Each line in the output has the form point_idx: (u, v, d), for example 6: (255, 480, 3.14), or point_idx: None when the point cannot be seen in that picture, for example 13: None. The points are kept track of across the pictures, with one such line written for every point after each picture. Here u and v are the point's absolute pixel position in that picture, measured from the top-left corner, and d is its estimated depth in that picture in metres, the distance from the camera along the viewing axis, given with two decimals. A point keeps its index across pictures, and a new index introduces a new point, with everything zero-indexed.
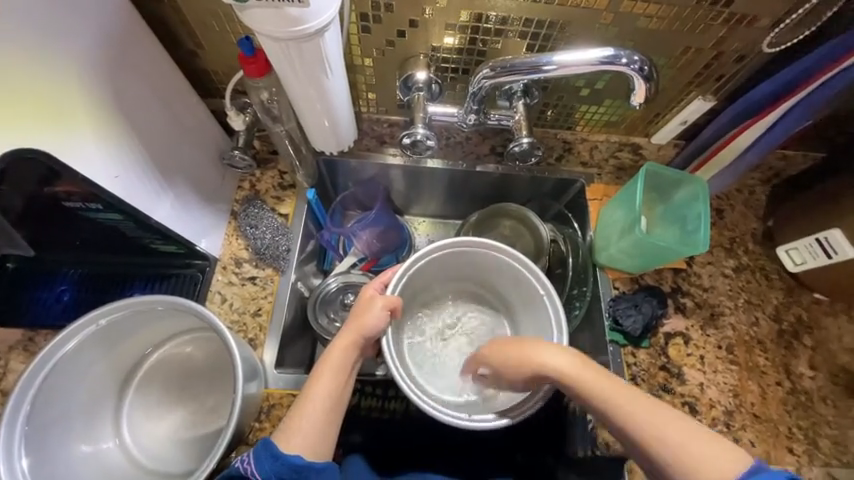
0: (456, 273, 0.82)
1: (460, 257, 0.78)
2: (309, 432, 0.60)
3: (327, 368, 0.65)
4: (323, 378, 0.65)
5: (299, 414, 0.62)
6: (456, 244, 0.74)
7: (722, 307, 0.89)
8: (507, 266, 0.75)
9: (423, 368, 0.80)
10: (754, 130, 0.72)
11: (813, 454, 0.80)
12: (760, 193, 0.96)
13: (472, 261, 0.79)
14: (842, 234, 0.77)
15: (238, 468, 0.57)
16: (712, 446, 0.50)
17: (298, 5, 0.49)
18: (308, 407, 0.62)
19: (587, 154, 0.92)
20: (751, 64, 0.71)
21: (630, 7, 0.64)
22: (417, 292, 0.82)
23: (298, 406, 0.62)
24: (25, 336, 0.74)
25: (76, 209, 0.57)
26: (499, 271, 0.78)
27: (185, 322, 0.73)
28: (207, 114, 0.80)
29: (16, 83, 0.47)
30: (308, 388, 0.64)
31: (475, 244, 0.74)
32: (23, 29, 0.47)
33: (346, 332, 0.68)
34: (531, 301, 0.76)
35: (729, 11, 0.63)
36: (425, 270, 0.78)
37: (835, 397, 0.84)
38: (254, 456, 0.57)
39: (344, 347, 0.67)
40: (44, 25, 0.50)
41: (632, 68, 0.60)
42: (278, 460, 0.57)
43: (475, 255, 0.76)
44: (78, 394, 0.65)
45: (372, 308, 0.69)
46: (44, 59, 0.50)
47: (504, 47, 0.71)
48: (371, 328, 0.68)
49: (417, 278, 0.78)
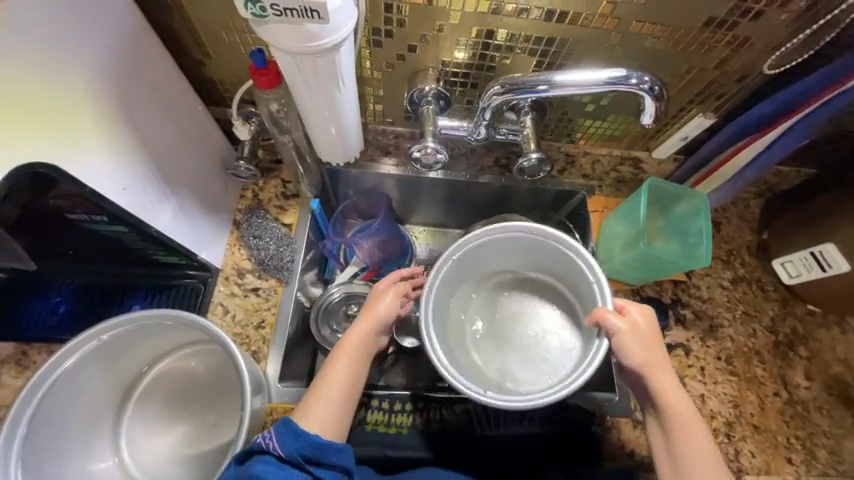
0: (519, 260, 0.76)
1: (516, 242, 0.72)
2: (326, 411, 0.63)
3: (345, 352, 0.68)
4: (339, 365, 0.67)
5: (318, 396, 0.65)
6: (502, 230, 0.70)
7: (721, 319, 0.91)
8: (560, 253, 0.70)
9: (487, 359, 0.75)
10: (753, 148, 0.74)
11: (810, 463, 0.82)
12: (755, 206, 0.98)
13: (518, 250, 0.74)
14: (836, 247, 0.79)
15: (260, 444, 0.57)
16: None
17: (317, 22, 0.48)
18: (326, 390, 0.65)
19: (588, 168, 0.93)
20: (752, 84, 0.73)
21: (638, 29, 0.65)
22: (473, 283, 0.78)
23: (317, 388, 0.66)
24: (18, 349, 0.73)
25: (80, 221, 0.55)
26: (550, 260, 0.73)
27: (187, 336, 0.71)
28: (212, 123, 0.79)
29: (17, 95, 0.45)
30: (326, 371, 0.67)
31: (526, 229, 0.70)
32: (32, 41, 0.46)
33: (361, 322, 0.71)
34: (582, 293, 0.71)
35: (732, 33, 0.65)
36: (480, 260, 0.74)
37: (830, 407, 0.86)
38: (275, 433, 0.57)
39: (362, 335, 0.69)
40: (53, 36, 0.48)
41: (643, 88, 0.61)
42: (299, 438, 0.57)
43: (526, 242, 0.72)
44: (76, 412, 0.63)
45: (382, 299, 0.72)
46: (47, 70, 0.48)
47: (513, 64, 0.72)
48: (383, 318, 0.71)
49: (469, 265, 0.74)
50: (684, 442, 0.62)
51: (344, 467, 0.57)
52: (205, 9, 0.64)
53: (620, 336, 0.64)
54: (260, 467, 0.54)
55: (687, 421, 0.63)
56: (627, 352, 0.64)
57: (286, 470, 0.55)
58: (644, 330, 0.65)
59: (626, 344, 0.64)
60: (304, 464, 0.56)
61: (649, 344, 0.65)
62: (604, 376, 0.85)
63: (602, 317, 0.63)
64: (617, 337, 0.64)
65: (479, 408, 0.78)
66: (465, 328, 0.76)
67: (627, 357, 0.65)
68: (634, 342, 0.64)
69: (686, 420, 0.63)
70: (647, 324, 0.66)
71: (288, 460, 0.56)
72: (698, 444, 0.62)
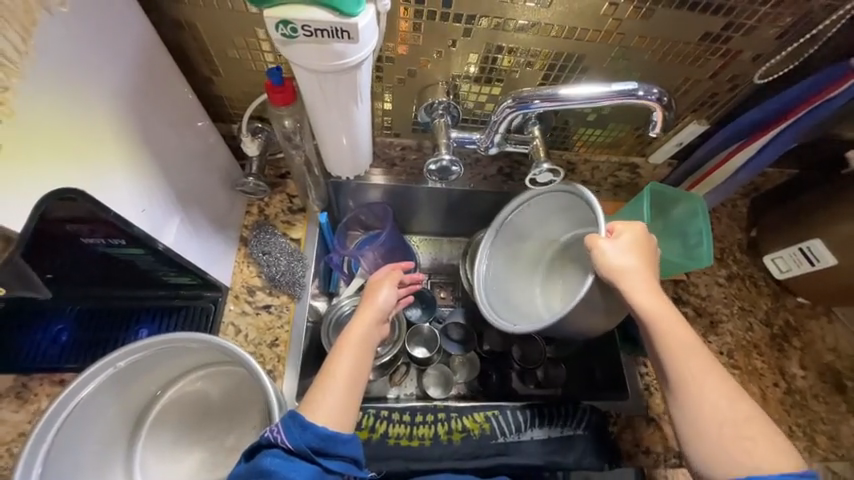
0: (570, 218, 0.82)
1: (556, 200, 0.81)
2: (333, 406, 0.60)
3: (348, 346, 0.67)
4: (344, 355, 0.66)
5: (322, 389, 0.62)
6: (532, 194, 0.82)
7: (720, 314, 0.95)
8: (576, 200, 0.77)
9: (551, 308, 0.83)
10: (746, 153, 0.79)
11: (812, 449, 0.86)
12: (742, 206, 1.03)
13: (554, 210, 0.83)
14: (823, 243, 0.84)
15: (267, 438, 0.55)
16: (733, 417, 0.56)
17: (345, 41, 0.49)
18: (331, 381, 0.62)
19: (588, 174, 0.96)
20: (744, 92, 0.78)
21: (640, 44, 0.69)
22: (531, 249, 0.89)
23: (322, 382, 0.63)
24: (17, 381, 0.69)
25: (96, 244, 0.53)
26: (577, 210, 0.79)
27: (203, 359, 0.69)
28: (220, 140, 0.78)
29: (50, 120, 0.43)
30: (332, 364, 0.65)
31: (543, 190, 0.81)
32: (63, 62, 0.44)
33: (363, 311, 0.72)
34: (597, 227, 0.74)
35: (726, 47, 0.70)
36: (526, 227, 0.87)
37: (825, 394, 0.90)
38: (282, 426, 0.56)
39: (364, 326, 0.70)
40: (81, 55, 0.46)
41: (651, 99, 0.64)
42: (306, 430, 0.55)
43: (555, 200, 0.81)
44: (88, 443, 0.61)
45: (379, 292, 0.76)
46: (77, 90, 0.46)
47: (521, 77, 0.74)
48: (384, 306, 0.74)
49: (520, 229, 0.87)
50: (674, 351, 0.60)
51: (352, 457, 0.57)
52: (218, 27, 0.64)
53: (606, 253, 0.66)
54: (269, 460, 0.53)
55: (673, 329, 0.61)
56: (611, 261, 0.65)
57: (295, 462, 0.53)
58: (624, 244, 0.67)
59: (615, 261, 0.65)
60: (312, 455, 0.55)
61: (637, 263, 0.65)
62: (616, 376, 0.87)
63: (592, 240, 0.67)
64: (602, 252, 0.66)
65: (498, 417, 0.79)
66: (532, 283, 0.88)
67: (617, 275, 0.64)
68: (613, 256, 0.65)
69: (674, 326, 0.62)
70: (638, 243, 0.67)
71: (297, 453, 0.54)
72: (687, 349, 0.60)
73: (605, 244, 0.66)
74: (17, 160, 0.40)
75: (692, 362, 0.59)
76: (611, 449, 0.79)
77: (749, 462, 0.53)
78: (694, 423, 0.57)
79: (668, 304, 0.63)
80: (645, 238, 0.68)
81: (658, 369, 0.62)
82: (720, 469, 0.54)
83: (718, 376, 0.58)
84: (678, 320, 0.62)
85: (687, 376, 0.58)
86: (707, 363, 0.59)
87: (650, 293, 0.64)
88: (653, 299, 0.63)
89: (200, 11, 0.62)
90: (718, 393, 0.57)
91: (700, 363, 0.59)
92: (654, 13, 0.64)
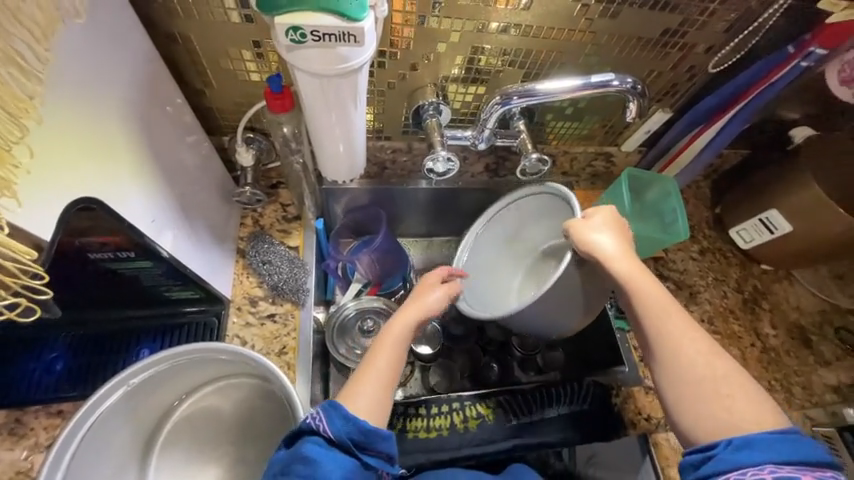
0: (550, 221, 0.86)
1: (540, 198, 0.85)
2: (371, 395, 0.59)
3: (388, 342, 0.65)
4: (382, 348, 0.64)
5: (362, 381, 0.61)
6: (518, 193, 0.87)
7: (697, 286, 1.03)
8: (555, 201, 0.83)
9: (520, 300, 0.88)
10: (705, 135, 0.88)
11: (791, 400, 0.94)
12: (705, 187, 1.13)
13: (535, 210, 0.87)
14: (779, 212, 0.93)
15: (309, 424, 0.54)
16: (710, 373, 0.58)
17: (351, 44, 0.52)
18: (371, 373, 0.61)
19: (567, 165, 1.03)
20: (700, 81, 0.86)
21: (609, 39, 0.75)
22: (512, 246, 0.93)
23: (362, 372, 0.62)
24: (10, 417, 0.65)
25: (103, 259, 0.52)
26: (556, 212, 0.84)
27: (212, 373, 0.67)
28: (213, 152, 0.78)
29: (68, 127, 0.43)
30: (369, 358, 0.63)
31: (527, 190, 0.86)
32: (82, 72, 0.44)
33: (406, 307, 0.71)
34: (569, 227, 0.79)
35: (683, 40, 0.78)
36: (510, 224, 0.91)
37: (795, 349, 1.00)
38: (324, 414, 0.55)
39: (404, 320, 0.68)
40: (97, 65, 0.46)
41: (626, 88, 0.71)
42: (349, 421, 0.54)
43: (537, 200, 0.86)
44: (100, 467, 0.59)
45: (432, 292, 0.74)
46: (93, 99, 0.46)
47: (503, 77, 0.79)
48: (434, 306, 0.72)
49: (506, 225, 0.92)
50: (650, 310, 0.64)
51: (387, 454, 0.55)
52: (212, 38, 0.65)
53: (581, 232, 0.71)
54: (311, 447, 0.52)
55: (652, 298, 0.64)
56: (585, 238, 0.70)
57: (334, 452, 0.52)
58: (596, 223, 0.72)
59: (592, 238, 0.70)
60: (353, 449, 0.54)
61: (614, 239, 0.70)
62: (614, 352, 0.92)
63: (572, 224, 0.72)
64: (578, 232, 0.71)
65: (510, 401, 0.82)
66: (512, 272, 0.92)
67: (596, 251, 0.69)
68: (590, 234, 0.70)
69: (652, 294, 0.65)
70: (609, 222, 0.72)
71: (337, 444, 0.53)
72: (661, 308, 0.63)
73: (581, 224, 0.72)
74: (41, 166, 0.40)
75: (670, 326, 0.62)
76: (616, 419, 0.84)
77: (729, 419, 0.56)
78: (678, 384, 0.59)
79: (645, 272, 0.67)
80: (616, 220, 0.73)
81: (640, 334, 0.65)
82: (701, 424, 0.57)
83: (695, 335, 0.61)
84: (649, 282, 0.66)
85: (666, 338, 0.61)
86: (689, 327, 0.62)
87: (626, 265, 0.67)
88: (629, 271, 0.67)
89: (195, 24, 0.63)
90: (700, 354, 0.59)
91: (680, 327, 0.62)
92: (620, 12, 0.71)
